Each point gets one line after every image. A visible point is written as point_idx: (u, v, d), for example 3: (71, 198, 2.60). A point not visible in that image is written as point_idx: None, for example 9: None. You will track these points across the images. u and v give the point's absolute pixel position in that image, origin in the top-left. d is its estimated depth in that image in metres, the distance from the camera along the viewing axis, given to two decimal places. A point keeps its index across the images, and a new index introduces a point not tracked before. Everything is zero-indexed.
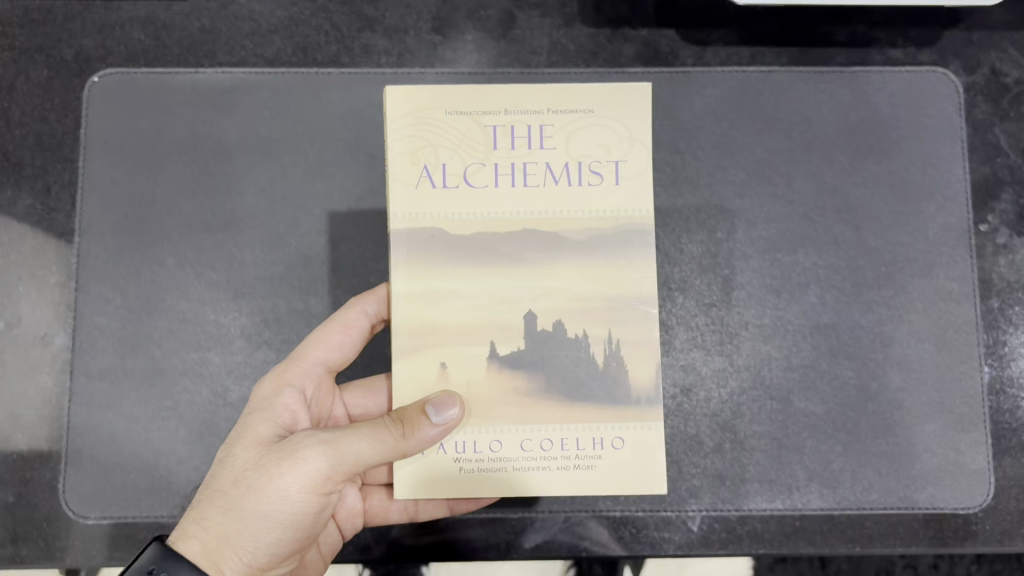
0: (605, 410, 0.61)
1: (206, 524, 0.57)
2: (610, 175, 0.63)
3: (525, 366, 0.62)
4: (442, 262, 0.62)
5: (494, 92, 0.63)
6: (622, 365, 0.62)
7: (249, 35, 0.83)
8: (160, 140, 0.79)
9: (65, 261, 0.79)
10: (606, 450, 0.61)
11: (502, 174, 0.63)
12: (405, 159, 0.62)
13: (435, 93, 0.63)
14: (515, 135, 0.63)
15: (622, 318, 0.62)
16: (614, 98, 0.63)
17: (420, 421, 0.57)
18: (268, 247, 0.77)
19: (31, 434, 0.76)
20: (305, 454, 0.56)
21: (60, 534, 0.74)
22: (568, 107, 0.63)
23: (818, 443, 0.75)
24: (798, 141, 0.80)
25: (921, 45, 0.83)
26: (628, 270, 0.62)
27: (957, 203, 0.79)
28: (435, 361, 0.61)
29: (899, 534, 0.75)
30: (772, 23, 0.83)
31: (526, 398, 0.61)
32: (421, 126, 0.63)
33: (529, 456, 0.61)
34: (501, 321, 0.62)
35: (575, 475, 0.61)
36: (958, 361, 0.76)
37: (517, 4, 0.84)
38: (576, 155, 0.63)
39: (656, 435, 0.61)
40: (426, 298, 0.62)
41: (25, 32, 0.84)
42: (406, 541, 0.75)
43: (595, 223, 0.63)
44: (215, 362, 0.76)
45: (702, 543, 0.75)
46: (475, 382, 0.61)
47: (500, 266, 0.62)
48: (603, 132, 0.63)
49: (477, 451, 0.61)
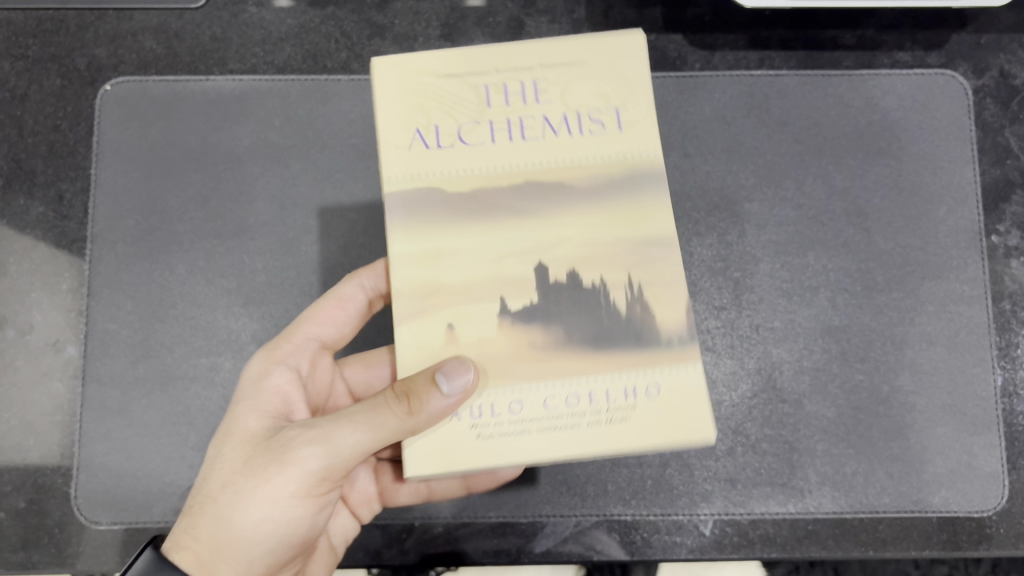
0: (632, 357, 0.50)
1: (196, 535, 0.55)
2: (611, 123, 0.53)
3: (540, 318, 0.51)
4: (442, 216, 0.52)
5: (485, 50, 0.54)
6: (648, 309, 0.51)
7: (260, 43, 0.84)
8: (170, 148, 0.80)
9: (77, 268, 0.79)
10: (641, 402, 0.50)
11: (499, 132, 0.53)
12: (394, 126, 0.53)
13: (423, 57, 0.54)
14: (507, 91, 0.53)
15: (641, 261, 0.52)
16: (608, 46, 0.54)
17: (425, 394, 0.48)
18: (279, 254, 0.78)
19: (43, 441, 0.76)
20: (297, 455, 0.53)
21: (71, 541, 0.74)
22: (561, 57, 0.54)
23: (829, 446, 0.74)
24: (807, 145, 0.80)
25: (929, 49, 0.83)
26: (649, 211, 0.52)
27: (967, 205, 0.79)
28: (440, 322, 0.51)
29: (913, 538, 0.74)
30: (778, 28, 0.84)
31: (546, 354, 0.51)
32: (407, 95, 0.53)
33: (554, 418, 0.49)
34: (510, 274, 0.52)
35: (606, 436, 0.49)
36: (969, 364, 0.76)
37: (525, 11, 0.85)
38: (573, 105, 0.53)
39: (699, 384, 0.50)
40: (426, 260, 0.52)
41: (39, 42, 0.85)
42: (409, 551, 0.75)
43: (605, 170, 0.52)
44: (225, 367, 0.76)
45: (714, 547, 0.74)
46: (485, 344, 0.51)
47: (503, 218, 0.52)
48: (601, 81, 0.54)
49: (496, 416, 0.50)
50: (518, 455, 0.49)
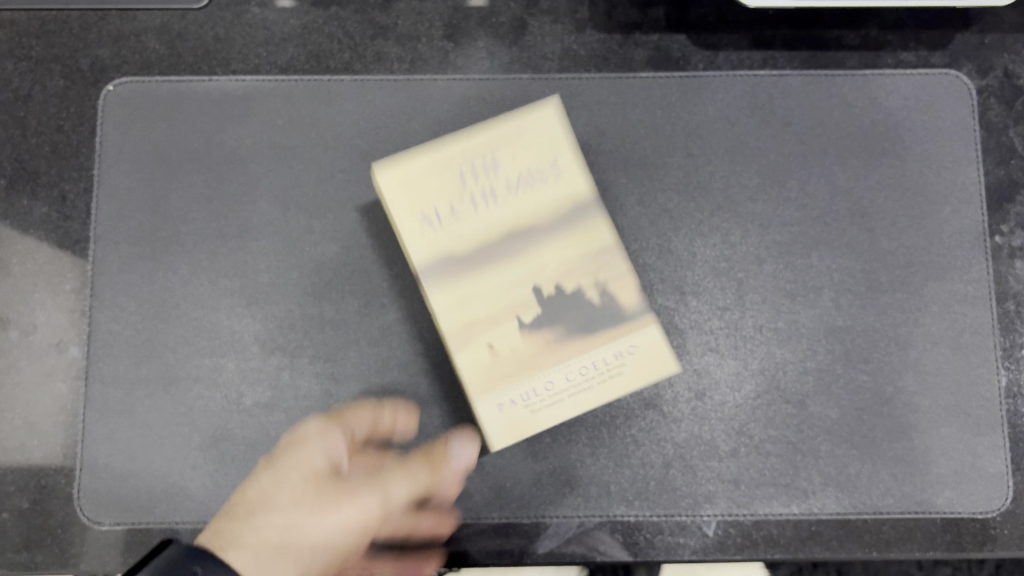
0: (616, 330, 0.65)
1: (259, 537, 0.58)
2: (553, 170, 0.66)
3: (546, 321, 0.65)
4: (461, 270, 0.65)
5: (443, 138, 0.65)
6: (615, 295, 0.66)
7: (263, 44, 0.83)
8: (173, 149, 0.80)
9: (81, 269, 0.80)
10: (628, 358, 0.65)
11: (478, 198, 0.65)
12: (400, 214, 0.64)
13: (401, 159, 0.65)
14: (473, 167, 0.65)
15: (601, 263, 0.66)
16: (529, 114, 0.66)
17: (444, 462, 0.69)
18: (282, 255, 0.78)
19: (46, 442, 0.77)
20: (367, 498, 0.61)
21: (74, 541, 0.75)
22: (501, 129, 0.66)
23: (833, 446, 0.74)
24: (811, 145, 0.80)
25: (933, 49, 0.83)
26: (596, 226, 0.66)
27: (971, 205, 0.79)
28: (482, 346, 0.65)
29: (917, 539, 0.74)
30: (783, 28, 0.83)
31: (558, 344, 0.65)
32: (405, 187, 0.65)
33: (580, 385, 0.65)
34: (521, 295, 0.65)
35: (617, 387, 0.65)
36: (974, 364, 0.76)
37: (528, 11, 0.84)
38: (521, 163, 0.66)
39: (660, 337, 0.66)
40: (458, 306, 0.65)
41: (41, 42, 0.84)
42: (411, 552, 0.74)
43: (559, 206, 0.66)
44: (228, 368, 0.76)
45: (717, 548, 0.74)
46: (515, 350, 0.65)
47: (503, 258, 0.65)
48: (535, 140, 0.66)
49: (538, 395, 0.65)
50: (561, 418, 0.65)
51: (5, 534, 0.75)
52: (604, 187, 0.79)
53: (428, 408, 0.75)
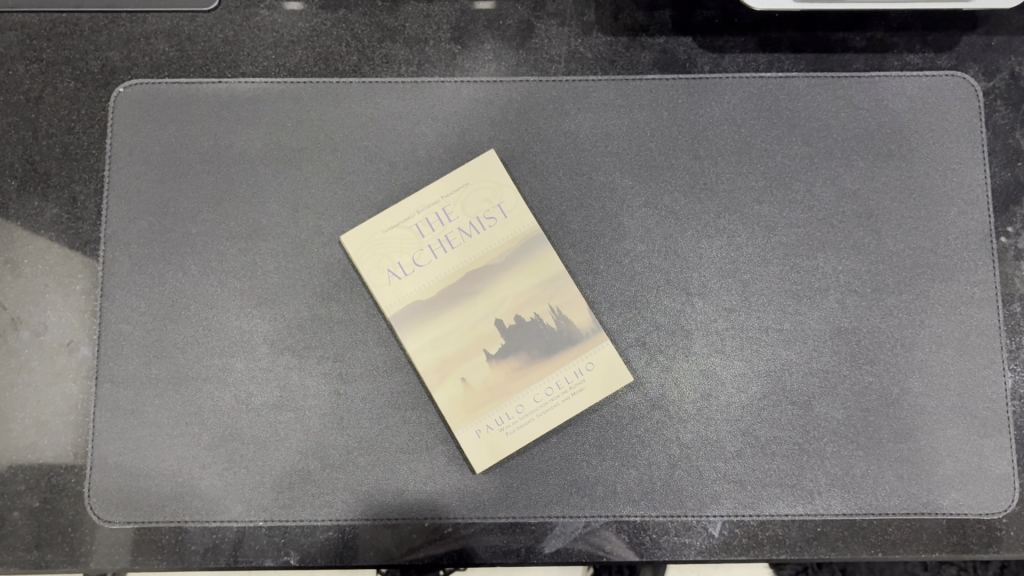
0: (570, 351, 0.74)
1: None
2: (500, 215, 0.76)
3: (510, 350, 0.74)
4: (430, 315, 0.74)
5: (404, 201, 0.76)
6: (568, 319, 0.75)
7: (272, 46, 0.84)
8: (183, 150, 0.80)
9: (91, 269, 0.80)
10: (585, 373, 0.74)
11: (438, 250, 0.75)
12: (373, 274, 0.75)
13: (368, 224, 0.75)
14: (432, 223, 0.76)
15: (553, 291, 0.75)
16: (473, 170, 0.77)
17: None
18: (290, 256, 0.78)
19: (56, 441, 0.77)
20: None
21: (84, 540, 0.76)
22: (450, 186, 0.76)
23: (839, 447, 0.75)
24: (818, 148, 0.80)
25: (941, 51, 0.83)
26: (545, 258, 0.76)
27: (978, 207, 0.79)
28: (457, 380, 0.74)
29: (922, 540, 0.75)
30: (791, 30, 0.83)
31: (521, 369, 0.74)
32: (374, 250, 0.75)
33: (544, 405, 0.73)
34: (485, 331, 0.74)
35: (578, 402, 0.73)
36: (980, 366, 0.76)
37: (535, 13, 0.84)
38: (472, 214, 0.76)
39: (610, 350, 0.74)
40: (432, 347, 0.74)
41: (52, 44, 0.84)
42: (419, 549, 0.75)
43: (510, 246, 0.76)
44: (237, 368, 0.77)
45: (723, 548, 0.75)
46: (486, 379, 0.74)
47: (467, 300, 0.75)
48: (482, 192, 0.76)
49: (509, 417, 0.73)
50: (532, 437, 0.73)
51: (15, 533, 0.76)
52: (610, 189, 0.79)
53: (435, 408, 0.76)
